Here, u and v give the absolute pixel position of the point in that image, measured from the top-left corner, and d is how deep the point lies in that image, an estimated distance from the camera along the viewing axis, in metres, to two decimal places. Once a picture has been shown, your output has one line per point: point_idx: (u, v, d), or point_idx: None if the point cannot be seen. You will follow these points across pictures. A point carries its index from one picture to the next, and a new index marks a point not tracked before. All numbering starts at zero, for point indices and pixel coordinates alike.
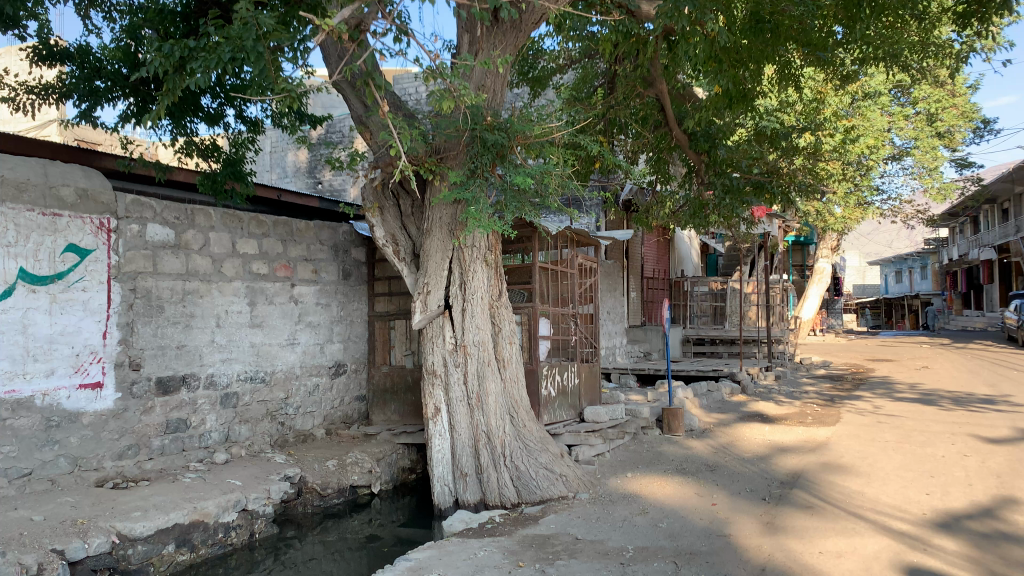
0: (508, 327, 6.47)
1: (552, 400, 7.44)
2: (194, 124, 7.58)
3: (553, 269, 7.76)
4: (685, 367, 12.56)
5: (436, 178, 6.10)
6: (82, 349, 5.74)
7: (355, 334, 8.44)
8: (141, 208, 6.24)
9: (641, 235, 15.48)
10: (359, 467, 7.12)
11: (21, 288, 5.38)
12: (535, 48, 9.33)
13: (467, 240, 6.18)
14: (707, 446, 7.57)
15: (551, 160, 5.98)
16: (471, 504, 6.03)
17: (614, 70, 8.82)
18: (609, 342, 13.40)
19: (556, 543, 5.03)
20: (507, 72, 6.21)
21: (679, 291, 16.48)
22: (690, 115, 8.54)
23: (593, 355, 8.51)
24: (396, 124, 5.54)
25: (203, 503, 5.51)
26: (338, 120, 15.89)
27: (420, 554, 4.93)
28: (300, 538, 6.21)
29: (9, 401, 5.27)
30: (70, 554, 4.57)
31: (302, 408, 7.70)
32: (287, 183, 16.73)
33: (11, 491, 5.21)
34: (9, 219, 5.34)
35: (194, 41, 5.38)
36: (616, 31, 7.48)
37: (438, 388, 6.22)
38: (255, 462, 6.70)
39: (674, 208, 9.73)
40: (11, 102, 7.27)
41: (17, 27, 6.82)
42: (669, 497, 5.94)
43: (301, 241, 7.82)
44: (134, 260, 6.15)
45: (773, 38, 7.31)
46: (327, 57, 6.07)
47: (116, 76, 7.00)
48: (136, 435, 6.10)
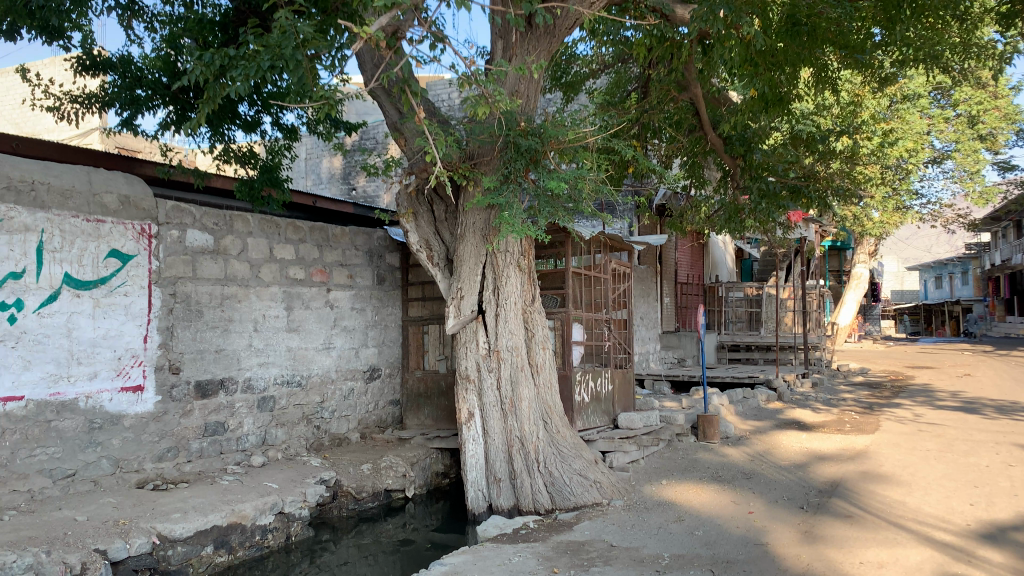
0: (542, 332, 6.38)
1: (585, 406, 7.41)
2: (231, 131, 7.69)
3: (586, 275, 7.70)
4: (720, 373, 12.43)
5: (470, 184, 6.11)
6: (124, 353, 5.85)
7: (389, 339, 8.49)
8: (181, 214, 6.35)
9: (675, 240, 15.37)
10: (394, 471, 7.15)
11: (66, 292, 5.51)
12: (569, 53, 9.32)
13: (500, 245, 6.17)
14: (743, 454, 7.49)
15: (584, 165, 5.95)
16: (505, 509, 6.08)
17: (648, 75, 8.76)
18: (642, 348, 13.32)
19: (590, 549, 5.00)
20: (541, 78, 6.21)
21: (714, 297, 16.34)
22: (725, 119, 8.45)
23: (627, 361, 8.46)
24: (432, 130, 5.60)
25: (241, 505, 5.58)
26: (372, 126, 16.05)
27: (455, 559, 4.95)
28: (335, 541, 6.26)
29: (54, 403, 5.40)
30: (113, 553, 4.66)
31: (337, 412, 7.77)
32: (322, 190, 16.96)
33: (56, 491, 5.34)
34: (55, 225, 5.47)
35: (234, 50, 5.45)
36: (651, 34, 7.43)
37: (471, 393, 6.25)
38: (292, 466, 6.78)
39: (709, 213, 9.66)
40: (56, 111, 7.44)
41: (62, 38, 6.98)
42: (706, 505, 5.88)
43: (336, 246, 7.88)
44: (175, 265, 6.26)
45: (810, 41, 7.20)
46: (363, 65, 6.14)
47: (156, 85, 7.14)
48: (176, 438, 6.20)
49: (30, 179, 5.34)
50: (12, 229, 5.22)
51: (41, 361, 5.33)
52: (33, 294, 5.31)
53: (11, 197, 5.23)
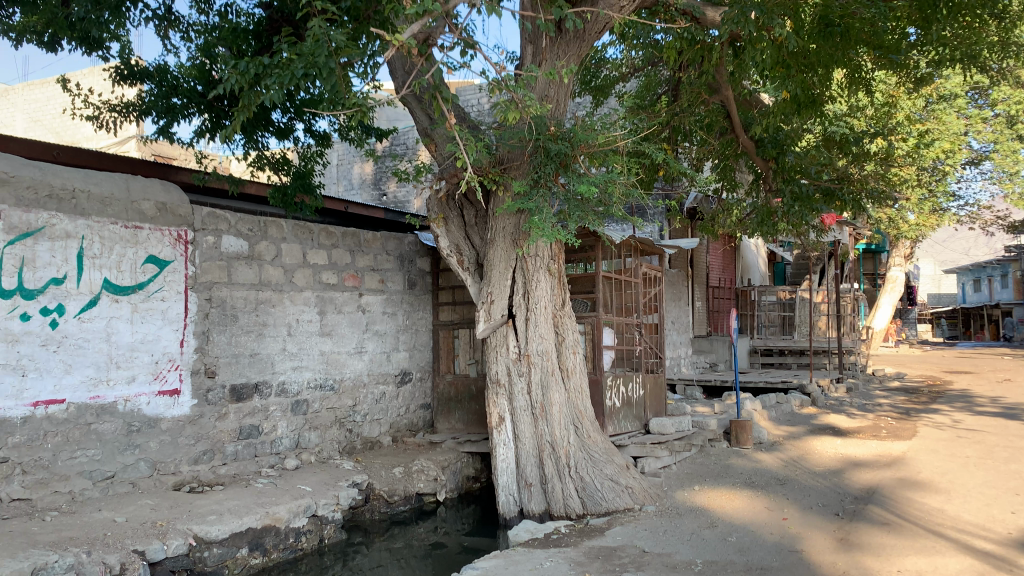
0: (572, 336, 6.41)
1: (616, 411, 7.39)
2: (265, 138, 7.80)
3: (617, 279, 7.67)
4: (753, 378, 12.31)
5: (500, 189, 6.14)
6: (161, 357, 5.95)
7: (420, 343, 8.54)
8: (217, 220, 6.44)
9: (707, 244, 15.26)
10: (425, 475, 7.18)
11: (105, 298, 5.62)
12: (598, 57, 9.31)
13: (530, 249, 6.18)
14: (776, 459, 7.41)
15: (615, 169, 5.92)
16: (536, 514, 6.07)
17: (678, 77, 8.71)
18: (674, 352, 13.24)
19: (623, 555, 4.98)
20: (571, 82, 6.22)
21: (746, 301, 16.21)
22: (757, 121, 8.37)
23: (658, 365, 8.42)
24: (463, 136, 5.64)
25: (275, 508, 5.65)
26: (402, 133, 16.16)
27: (487, 563, 4.96)
28: (367, 544, 6.31)
29: (94, 406, 5.51)
30: (150, 554, 4.74)
31: (369, 416, 7.83)
32: (353, 196, 17.12)
33: (96, 492, 5.45)
34: (95, 232, 5.59)
35: (269, 58, 5.53)
36: (681, 37, 7.41)
37: (502, 397, 6.27)
38: (325, 469, 6.84)
39: (741, 216, 9.59)
40: (96, 120, 7.59)
41: (101, 48, 7.11)
42: (739, 511, 5.83)
43: (368, 251, 7.96)
44: (210, 271, 6.36)
45: (843, 42, 7.10)
46: (394, 72, 6.21)
47: (192, 94, 7.25)
48: (211, 441, 6.29)
49: (71, 187, 5.46)
50: (54, 235, 5.34)
51: (81, 365, 5.44)
52: (74, 299, 5.43)
53: (53, 204, 5.35)
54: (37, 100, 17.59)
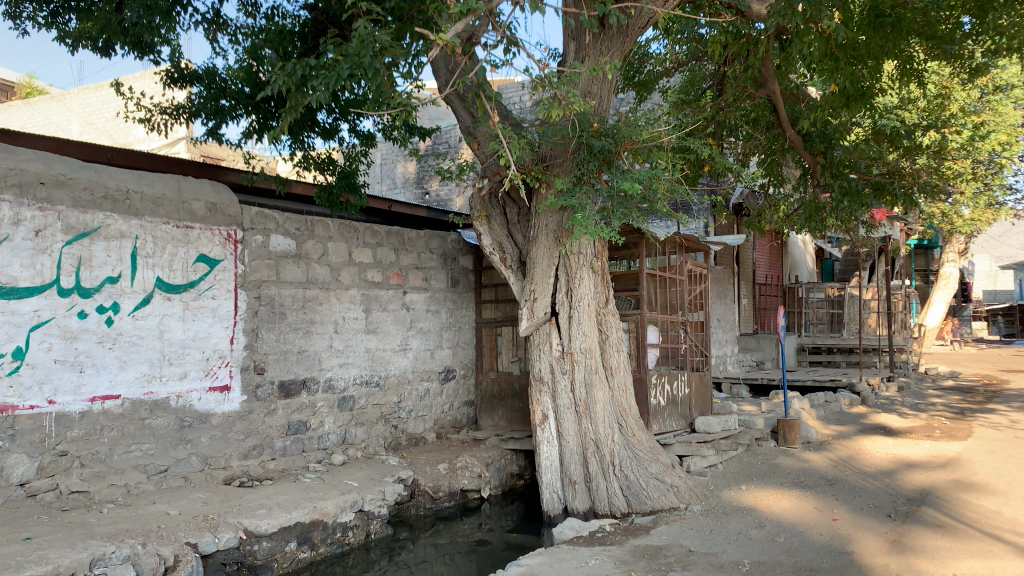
0: (615, 334, 6.37)
1: (661, 409, 7.33)
2: (311, 139, 7.91)
3: (661, 276, 7.61)
4: (800, 377, 12.11)
5: (542, 186, 6.14)
6: (212, 354, 6.07)
7: (463, 340, 8.58)
8: (265, 220, 6.55)
9: (753, 240, 15.07)
10: (469, 471, 7.20)
11: (158, 296, 5.75)
12: (641, 52, 9.23)
13: (573, 247, 6.16)
14: (825, 459, 7.28)
15: (658, 165, 5.86)
16: (580, 512, 6.06)
17: (723, 71, 8.60)
18: (719, 350, 13.09)
19: (669, 554, 4.94)
20: (614, 79, 6.18)
21: (793, 298, 15.98)
22: (805, 115, 8.21)
23: (704, 364, 8.32)
24: (507, 134, 5.65)
25: (322, 503, 5.72)
26: (444, 131, 16.25)
27: (532, 560, 4.96)
28: (412, 540, 6.37)
29: (148, 401, 5.65)
30: (203, 547, 4.84)
31: (414, 412, 7.90)
32: (396, 195, 17.28)
33: (150, 486, 5.59)
34: (148, 232, 5.72)
35: (316, 59, 5.60)
36: (727, 30, 7.31)
37: (545, 395, 6.27)
38: (371, 465, 6.94)
39: (789, 212, 9.42)
40: (147, 123, 7.74)
41: (152, 52, 7.27)
42: (788, 511, 5.74)
43: (412, 250, 8.01)
44: (259, 269, 6.47)
45: (894, 33, 6.93)
46: (438, 71, 6.23)
47: (240, 95, 7.38)
48: (261, 436, 6.40)
49: (125, 188, 5.60)
50: (109, 235, 5.48)
51: (136, 362, 5.59)
52: (128, 297, 5.57)
53: (108, 205, 5.49)
54: (92, 104, 18.12)
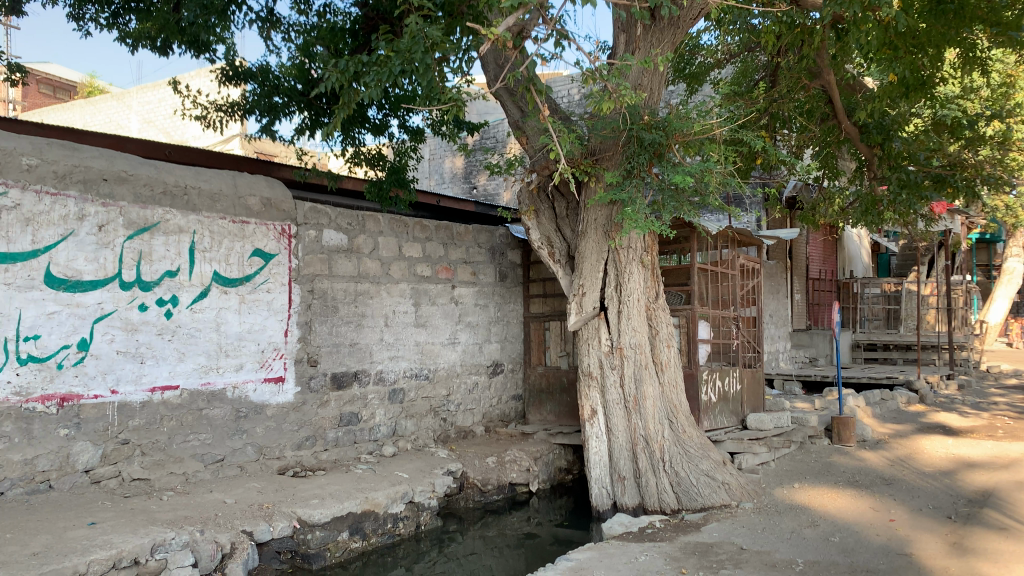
0: (665, 329, 6.31)
1: (712, 406, 7.24)
2: (362, 134, 7.99)
3: (713, 271, 7.52)
4: (855, 374, 11.84)
5: (591, 179, 6.10)
6: (267, 346, 6.20)
7: (512, 335, 8.60)
8: (318, 215, 6.64)
9: (806, 234, 14.77)
10: (518, 465, 7.22)
11: (215, 289, 5.88)
12: (692, 43, 9.11)
13: (622, 241, 6.11)
14: (882, 458, 7.11)
15: (710, 158, 5.77)
16: (630, 508, 6.03)
17: (777, 62, 8.45)
18: (771, 346, 12.86)
19: (720, 551, 4.89)
20: (666, 70, 6.10)
21: (848, 293, 15.63)
22: (862, 106, 8.01)
23: (756, 360, 8.21)
24: (556, 127, 5.65)
25: (374, 493, 5.80)
26: (492, 126, 16.28)
27: (581, 554, 4.96)
28: (462, 532, 6.42)
29: (205, 392, 5.79)
30: (258, 535, 4.96)
31: (463, 405, 7.95)
32: (445, 189, 17.36)
33: (207, 474, 5.73)
34: (205, 227, 5.85)
35: (367, 56, 5.71)
36: (781, 20, 7.16)
37: (594, 390, 6.25)
38: (421, 456, 7.00)
39: (844, 205, 9.20)
40: (203, 120, 7.86)
41: (208, 51, 7.43)
42: (843, 510, 5.62)
43: (461, 244, 8.04)
44: (312, 263, 6.57)
45: (957, 19, 6.70)
46: (487, 66, 6.23)
47: (292, 93, 7.51)
48: (314, 427, 6.51)
49: (183, 184, 5.73)
50: (168, 230, 5.62)
51: (194, 353, 5.73)
52: (186, 291, 5.70)
53: (167, 201, 5.62)
54: (150, 103, 18.65)
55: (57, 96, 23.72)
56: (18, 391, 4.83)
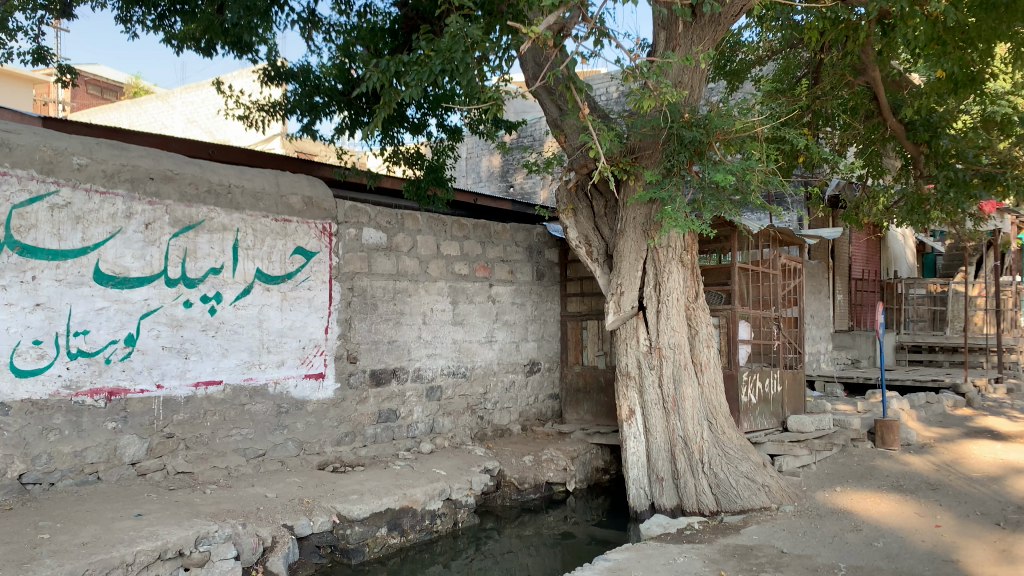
0: (705, 330, 6.25)
1: (752, 407, 7.16)
2: (400, 134, 8.04)
3: (754, 270, 7.43)
4: (899, 376, 11.61)
5: (631, 178, 6.07)
6: (308, 343, 6.27)
7: (549, 334, 8.59)
8: (358, 214, 6.70)
9: (849, 233, 14.51)
10: (555, 464, 7.22)
11: (258, 286, 5.98)
12: (733, 40, 9.01)
13: (662, 240, 6.07)
14: (927, 462, 6.96)
15: (752, 156, 5.70)
16: (668, 509, 6.01)
17: (820, 59, 8.31)
18: (813, 348, 12.69)
19: (760, 554, 4.83)
20: (706, 68, 6.04)
21: (892, 293, 15.33)
22: (908, 103, 7.84)
23: (797, 361, 8.09)
24: (596, 126, 5.64)
25: (412, 490, 5.84)
26: (530, 124, 16.26)
27: (619, 554, 4.95)
28: (498, 530, 6.44)
29: (248, 387, 5.88)
30: (298, 529, 5.03)
31: (499, 404, 7.97)
32: (481, 187, 17.40)
33: (249, 469, 5.83)
34: (248, 225, 5.94)
35: (407, 56, 5.76)
36: (825, 17, 7.05)
37: (632, 390, 6.24)
38: (458, 454, 7.04)
39: (888, 204, 9.04)
40: (246, 120, 7.98)
41: (250, 51, 7.53)
42: (887, 515, 5.52)
43: (498, 242, 8.05)
44: (352, 261, 6.63)
45: (1009, 14, 6.52)
46: (527, 65, 6.23)
47: (333, 93, 7.59)
48: (353, 423, 6.58)
49: (227, 183, 5.82)
50: (212, 228, 5.72)
51: (237, 350, 5.83)
52: (230, 288, 5.80)
53: (212, 199, 5.73)
54: (194, 103, 19.05)
55: (104, 97, 24.29)
56: (68, 384, 4.95)
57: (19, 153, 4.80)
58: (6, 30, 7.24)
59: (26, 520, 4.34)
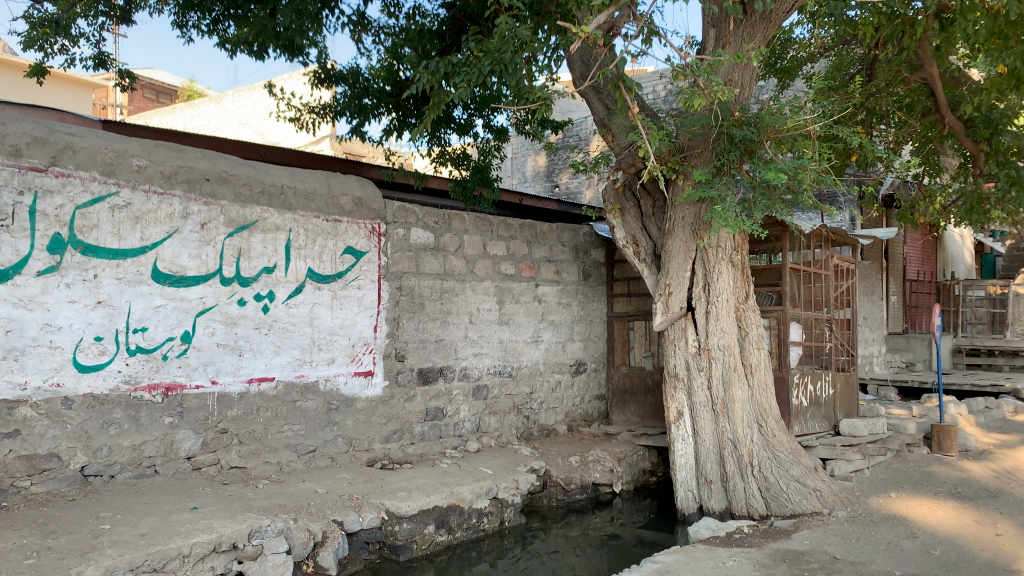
0: (755, 331, 6.20)
1: (803, 411, 7.04)
2: (447, 134, 8.10)
3: (805, 271, 7.32)
4: (956, 380, 11.29)
5: (679, 177, 6.02)
6: (357, 341, 6.36)
7: (595, 334, 8.56)
8: (406, 213, 6.76)
9: (904, 233, 14.16)
10: (601, 466, 7.20)
11: (309, 285, 6.08)
12: (784, 37, 8.86)
13: (712, 240, 6.00)
14: (987, 470, 6.76)
15: (804, 155, 5.60)
16: (717, 512, 5.96)
17: (875, 55, 8.13)
18: (865, 350, 12.42)
19: (811, 560, 4.75)
20: (757, 65, 5.96)
21: (949, 295, 14.93)
22: (967, 99, 7.62)
23: (850, 364, 7.94)
24: (645, 125, 5.61)
25: (459, 488, 5.88)
26: (576, 124, 16.20)
27: (668, 557, 4.91)
28: (545, 530, 6.44)
29: (299, 384, 5.99)
30: (348, 525, 5.11)
31: (545, 404, 7.97)
32: (526, 187, 17.41)
33: (300, 464, 5.94)
34: (300, 225, 6.05)
35: (457, 57, 5.79)
36: (879, 11, 6.89)
37: (681, 392, 6.19)
38: (504, 453, 7.05)
39: (945, 203, 8.80)
40: (297, 121, 8.11)
41: (302, 54, 7.66)
42: (944, 523, 5.39)
43: (544, 242, 8.05)
44: (401, 261, 6.70)
45: None
46: (575, 65, 6.22)
47: (382, 94, 7.68)
48: (401, 421, 6.65)
49: (280, 184, 5.94)
50: (266, 228, 5.83)
51: (289, 347, 5.93)
52: (282, 286, 5.91)
53: (265, 200, 5.84)
54: (246, 105, 19.46)
55: (160, 101, 24.97)
56: (127, 379, 5.09)
57: (81, 155, 4.96)
58: (69, 36, 7.50)
59: (87, 511, 4.48)
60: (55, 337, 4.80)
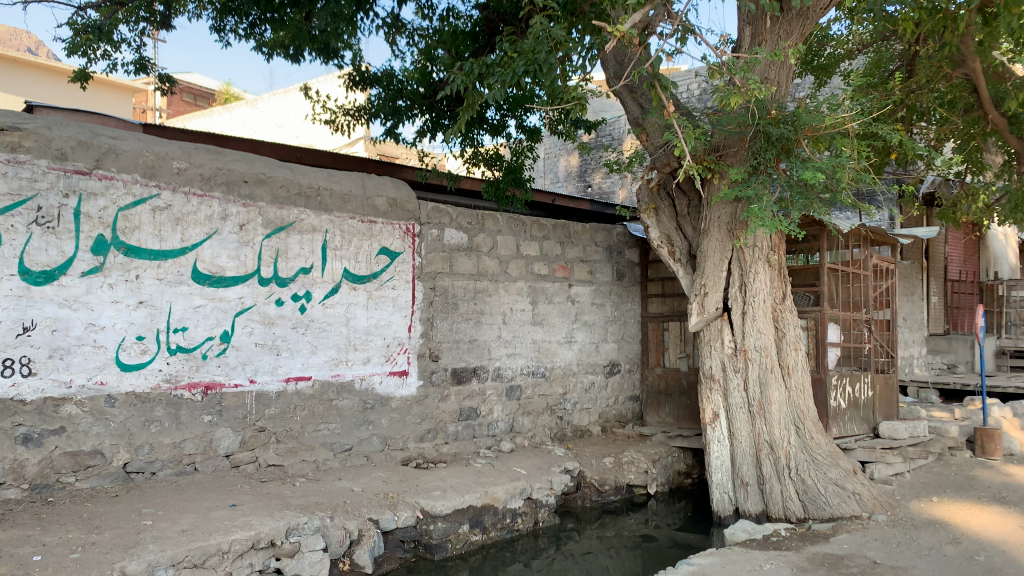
0: (793, 332, 6.12)
1: (841, 413, 6.94)
2: (480, 135, 8.12)
3: (843, 271, 7.21)
4: (1000, 382, 11.04)
5: (715, 176, 5.97)
6: (392, 341, 6.40)
7: (629, 334, 8.52)
8: (440, 214, 6.79)
9: (946, 233, 13.89)
10: (636, 467, 7.16)
11: (344, 286, 6.13)
12: (821, 34, 8.74)
13: (748, 240, 5.95)
14: None
15: (843, 152, 5.53)
16: (753, 514, 5.90)
17: (915, 50, 7.98)
18: (906, 352, 12.21)
19: (851, 564, 4.68)
20: (794, 63, 5.89)
21: (992, 295, 14.60)
22: (1011, 95, 7.44)
23: (889, 365, 7.82)
24: (681, 124, 5.58)
25: (493, 488, 5.89)
26: (609, 124, 16.12)
27: (703, 559, 4.87)
28: (579, 530, 6.43)
29: (335, 383, 6.05)
30: (384, 523, 5.16)
31: (579, 404, 7.96)
32: (559, 188, 17.38)
33: (336, 463, 6.00)
34: (336, 226, 6.11)
35: (492, 58, 5.80)
36: (920, 6, 6.76)
37: (716, 393, 6.14)
38: (538, 454, 7.05)
39: (989, 202, 8.61)
40: (332, 124, 8.19)
41: (337, 57, 7.74)
42: (987, 528, 5.27)
43: (578, 242, 8.03)
44: (435, 262, 6.73)
45: None
46: (609, 65, 6.20)
47: (415, 96, 7.71)
48: (435, 421, 6.68)
49: (316, 185, 5.99)
50: (303, 229, 5.90)
51: (325, 347, 5.99)
52: (319, 287, 5.98)
53: (302, 202, 5.90)
54: (281, 108, 19.68)
55: (198, 104, 25.36)
56: (168, 378, 5.19)
57: (124, 158, 5.06)
58: (111, 42, 7.64)
59: (130, 507, 4.57)
60: (99, 336, 4.90)
